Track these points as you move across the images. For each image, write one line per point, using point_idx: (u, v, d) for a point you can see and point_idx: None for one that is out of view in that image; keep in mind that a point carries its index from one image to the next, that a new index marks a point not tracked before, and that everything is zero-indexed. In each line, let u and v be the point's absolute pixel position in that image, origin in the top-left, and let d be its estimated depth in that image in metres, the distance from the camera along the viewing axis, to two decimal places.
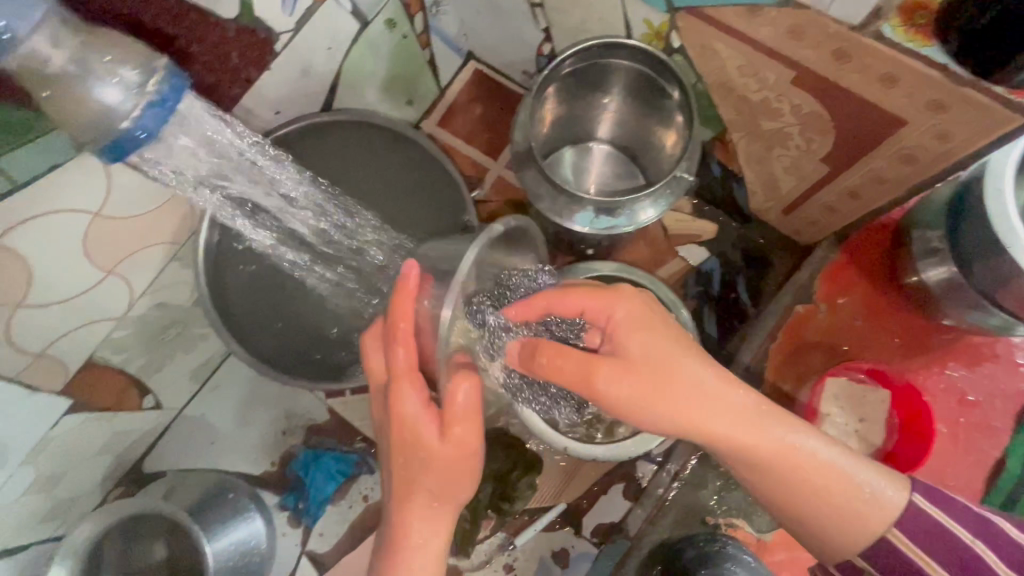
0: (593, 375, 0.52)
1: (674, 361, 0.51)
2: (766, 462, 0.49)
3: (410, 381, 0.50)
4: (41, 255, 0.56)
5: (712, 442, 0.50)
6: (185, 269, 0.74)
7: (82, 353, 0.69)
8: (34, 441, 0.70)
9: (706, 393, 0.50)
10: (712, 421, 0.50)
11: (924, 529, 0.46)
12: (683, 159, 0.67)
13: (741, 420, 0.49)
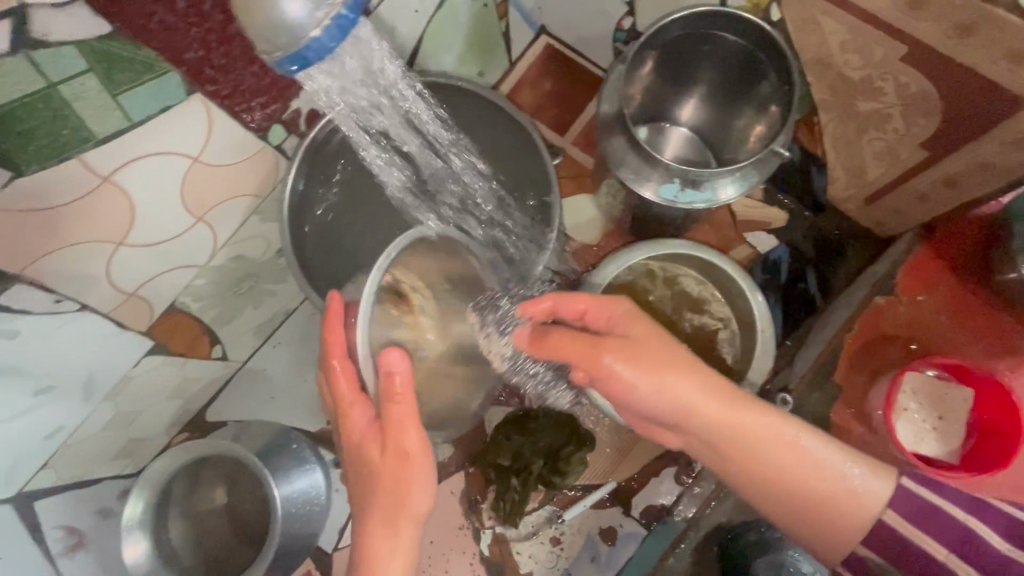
0: (593, 364, 0.55)
1: (661, 369, 0.54)
2: (752, 453, 0.56)
3: (399, 395, 0.51)
4: (146, 195, 0.58)
5: (705, 428, 0.56)
6: (265, 224, 0.75)
7: (167, 297, 0.71)
8: (117, 378, 0.73)
9: (704, 386, 0.56)
10: (711, 410, 0.55)
11: (935, 518, 0.53)
12: (781, 133, 0.63)
13: (732, 421, 0.55)
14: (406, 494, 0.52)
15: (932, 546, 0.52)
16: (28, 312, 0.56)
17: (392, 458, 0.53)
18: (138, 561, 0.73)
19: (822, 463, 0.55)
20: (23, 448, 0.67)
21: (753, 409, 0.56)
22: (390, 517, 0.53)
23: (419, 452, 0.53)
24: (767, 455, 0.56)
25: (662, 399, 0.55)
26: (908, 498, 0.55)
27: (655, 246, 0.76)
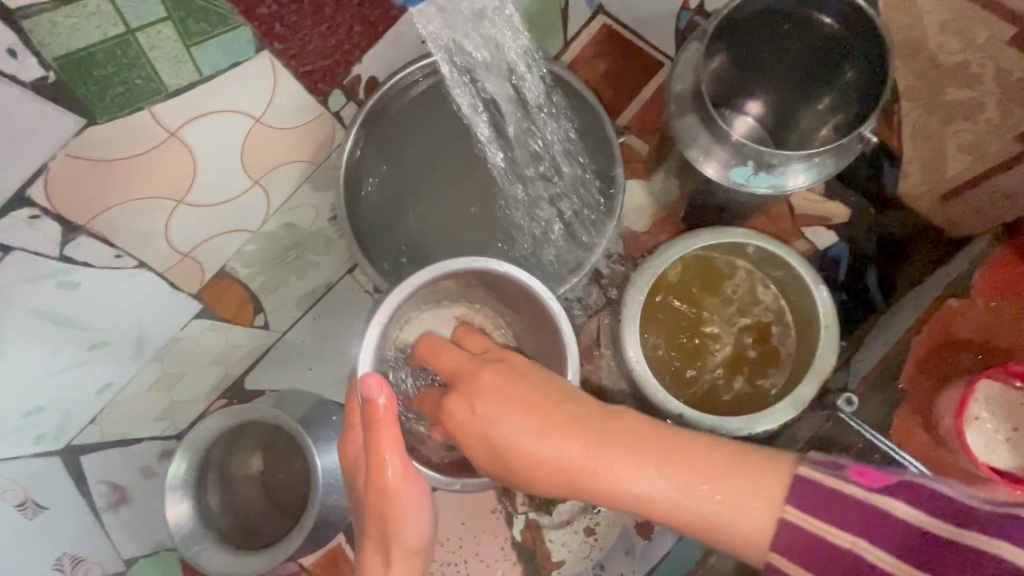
0: (480, 423, 0.49)
1: (495, 402, 0.49)
2: (564, 475, 0.47)
3: (381, 418, 0.48)
4: (207, 152, 0.56)
5: (545, 471, 0.47)
6: (317, 191, 0.73)
7: (219, 260, 0.70)
8: (165, 340, 0.72)
9: (583, 440, 0.46)
10: (556, 450, 0.46)
11: (831, 501, 0.39)
12: (871, 119, 0.59)
13: (631, 450, 0.45)
14: (402, 521, 0.50)
15: (836, 535, 0.39)
16: (88, 265, 0.56)
17: (374, 472, 0.49)
18: (180, 522, 0.74)
19: (704, 509, 0.43)
20: (75, 401, 0.68)
21: (603, 441, 0.46)
22: (386, 535, 0.51)
23: (406, 474, 0.50)
24: (727, 484, 0.43)
25: (540, 447, 0.47)
26: (821, 491, 0.40)
27: (718, 233, 0.74)
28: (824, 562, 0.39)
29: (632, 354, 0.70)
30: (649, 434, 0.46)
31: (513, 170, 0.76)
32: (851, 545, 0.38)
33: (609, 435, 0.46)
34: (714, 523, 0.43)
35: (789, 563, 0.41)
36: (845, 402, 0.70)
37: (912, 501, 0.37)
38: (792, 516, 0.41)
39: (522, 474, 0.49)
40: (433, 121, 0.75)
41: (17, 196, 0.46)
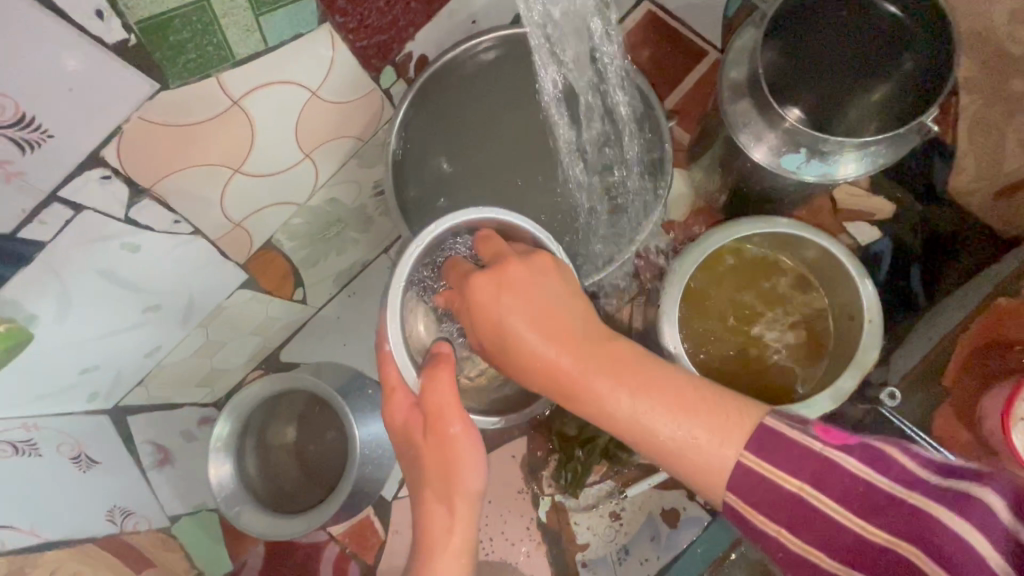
0: (496, 319, 0.49)
1: (508, 304, 0.49)
2: (553, 382, 0.48)
3: (439, 367, 0.51)
4: (267, 123, 0.58)
5: (536, 374, 0.49)
6: (361, 168, 0.74)
7: (267, 231, 0.71)
8: (211, 307, 0.74)
9: (578, 350, 0.48)
10: (548, 356, 0.48)
11: (786, 448, 0.43)
12: (933, 107, 0.60)
13: (615, 368, 0.47)
14: (462, 472, 0.50)
15: (787, 480, 0.43)
16: (149, 228, 0.58)
17: (436, 422, 0.50)
18: (222, 483, 0.77)
19: (667, 432, 0.45)
20: (126, 363, 0.70)
21: (593, 362, 0.47)
22: (446, 488, 0.50)
23: (468, 431, 0.50)
24: (698, 417, 0.45)
25: (548, 354, 0.48)
26: (774, 436, 0.44)
27: (760, 221, 0.73)
28: (773, 504, 0.44)
29: (669, 341, 0.70)
30: (643, 365, 0.47)
31: (577, 143, 0.75)
32: (796, 488, 0.43)
33: (608, 356, 0.47)
34: (674, 453, 0.45)
35: (753, 509, 0.44)
36: (890, 397, 0.73)
37: (872, 463, 0.43)
38: (749, 461, 0.44)
39: (516, 367, 0.50)
40: (490, 95, 0.75)
41: (91, 157, 0.48)
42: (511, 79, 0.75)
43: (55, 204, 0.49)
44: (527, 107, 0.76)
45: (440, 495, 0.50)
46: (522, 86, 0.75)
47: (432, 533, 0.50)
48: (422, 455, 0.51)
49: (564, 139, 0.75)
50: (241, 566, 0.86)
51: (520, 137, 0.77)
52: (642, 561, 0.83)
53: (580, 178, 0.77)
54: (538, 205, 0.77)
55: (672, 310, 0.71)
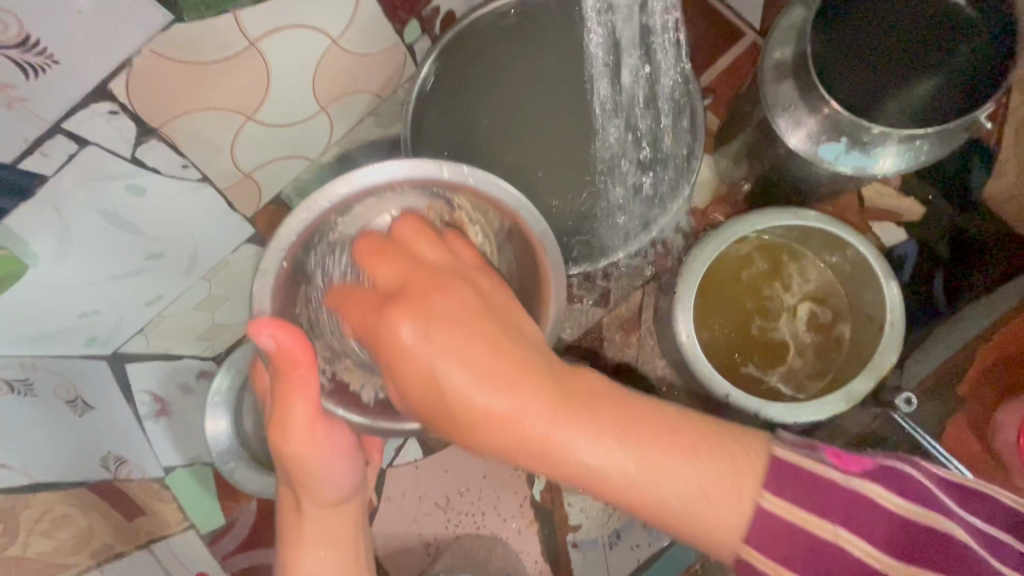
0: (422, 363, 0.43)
1: (426, 312, 0.43)
2: (504, 431, 0.41)
3: (293, 371, 0.50)
4: (286, 70, 0.55)
5: (494, 430, 0.42)
6: (378, 127, 0.72)
7: (278, 186, 0.69)
8: (215, 261, 0.72)
9: (528, 400, 0.41)
10: (497, 399, 0.41)
11: (862, 509, 0.40)
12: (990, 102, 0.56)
13: (591, 423, 0.41)
14: (314, 482, 0.56)
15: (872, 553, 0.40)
16: (156, 171, 0.55)
17: (280, 436, 0.54)
18: (218, 438, 0.79)
19: (617, 470, 0.40)
20: (126, 310, 0.68)
21: (555, 398, 0.41)
22: (303, 489, 0.57)
23: (309, 434, 0.53)
24: (662, 466, 0.40)
25: (490, 396, 0.41)
26: (847, 494, 0.40)
27: (786, 213, 0.70)
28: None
29: (681, 329, 0.68)
30: (589, 394, 0.42)
31: (615, 122, 0.71)
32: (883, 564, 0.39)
33: (567, 390, 0.41)
34: (623, 492, 0.40)
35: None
36: (903, 403, 0.72)
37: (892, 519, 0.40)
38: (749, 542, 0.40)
39: (445, 406, 0.43)
40: (528, 60, 0.71)
41: (97, 88, 0.45)
42: (550, 51, 0.71)
43: (59, 135, 0.46)
44: (566, 75, 0.72)
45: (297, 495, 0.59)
46: (565, 59, 0.71)
47: (287, 533, 0.60)
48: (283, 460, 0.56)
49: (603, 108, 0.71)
50: (234, 521, 0.85)
51: (555, 106, 0.72)
52: (633, 546, 0.83)
53: (614, 153, 0.72)
54: (563, 177, 0.73)
55: (686, 296, 0.69)
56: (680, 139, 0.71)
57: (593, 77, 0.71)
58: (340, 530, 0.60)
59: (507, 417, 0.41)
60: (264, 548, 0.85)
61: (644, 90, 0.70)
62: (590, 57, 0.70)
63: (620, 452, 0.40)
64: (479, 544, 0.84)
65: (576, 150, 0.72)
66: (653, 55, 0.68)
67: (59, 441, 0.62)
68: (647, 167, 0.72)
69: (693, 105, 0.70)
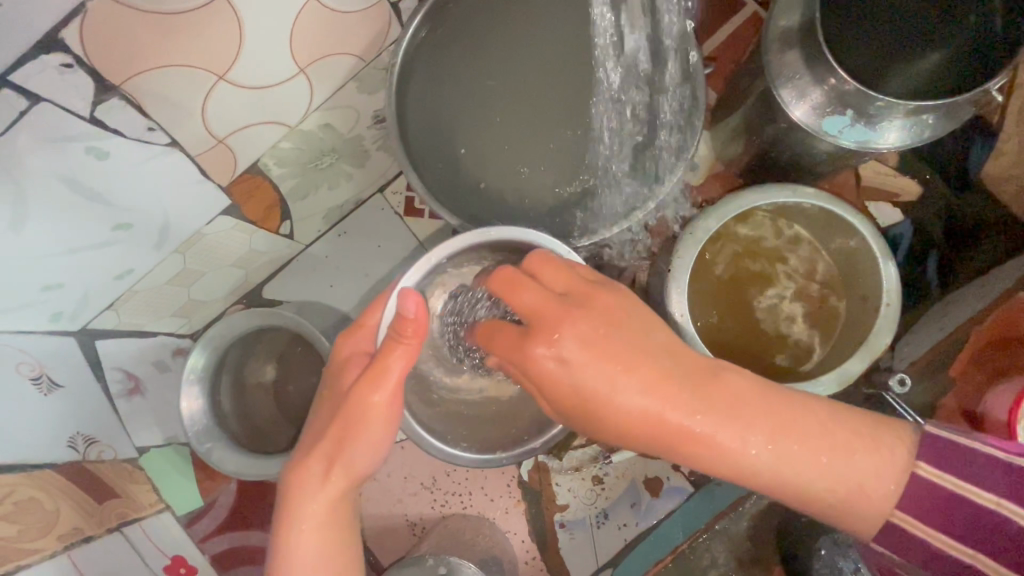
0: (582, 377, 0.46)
1: (580, 335, 0.47)
2: (678, 438, 0.46)
3: (409, 335, 0.51)
4: (258, 28, 0.51)
5: (637, 423, 0.46)
6: (361, 94, 0.67)
7: (255, 153, 0.64)
8: (188, 233, 0.68)
9: (687, 394, 0.45)
10: (636, 402, 0.45)
11: (967, 458, 0.44)
12: (1002, 74, 0.54)
13: (740, 409, 0.45)
14: (356, 443, 0.51)
15: (980, 496, 0.43)
16: (119, 133, 0.51)
17: (364, 387, 0.51)
18: (194, 417, 0.74)
19: (758, 457, 0.45)
20: (93, 284, 0.64)
21: (700, 406, 0.45)
22: (336, 454, 0.52)
23: (391, 403, 0.52)
24: (845, 450, 0.45)
25: (638, 398, 0.45)
26: (950, 444, 0.45)
27: (787, 190, 0.68)
28: (954, 522, 0.43)
29: (675, 308, 0.67)
30: (787, 404, 0.46)
31: (614, 94, 0.68)
32: (995, 505, 0.42)
33: (716, 395, 0.45)
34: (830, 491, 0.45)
35: (923, 525, 0.45)
36: (897, 383, 0.69)
37: (963, 475, 0.43)
38: (926, 473, 0.44)
39: (618, 421, 0.47)
40: (520, 28, 0.68)
41: (47, 37, 0.41)
42: (544, 31, 0.68)
43: (7, 89, 0.42)
44: (561, 54, 0.68)
45: (326, 458, 0.52)
46: (562, 35, 0.68)
47: (293, 500, 0.52)
48: (335, 415, 0.52)
49: (599, 92, 0.68)
50: (213, 502, 0.83)
51: (550, 89, 0.68)
52: (621, 526, 0.82)
53: (606, 137, 0.69)
54: (556, 151, 0.69)
55: (679, 275, 0.67)
56: (677, 134, 0.68)
57: (591, 59, 0.68)
58: (337, 520, 0.52)
59: (663, 422, 0.45)
60: (246, 530, 0.83)
61: (641, 77, 0.68)
62: (589, 40, 0.67)
63: (808, 438, 0.45)
64: (465, 525, 0.83)
65: (568, 134, 0.69)
66: (658, 50, 0.67)
67: (25, 422, 0.59)
68: (639, 154, 0.69)
69: (694, 97, 0.67)
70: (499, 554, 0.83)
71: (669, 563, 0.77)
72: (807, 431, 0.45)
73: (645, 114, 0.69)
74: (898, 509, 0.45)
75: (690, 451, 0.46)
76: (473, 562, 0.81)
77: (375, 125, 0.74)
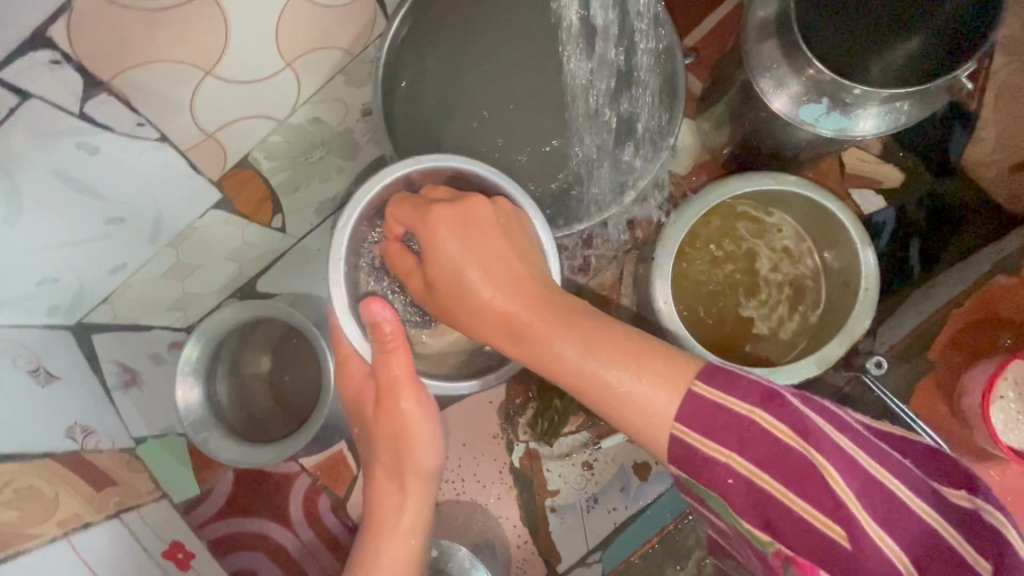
0: (445, 268, 0.50)
1: (450, 236, 0.50)
2: (506, 324, 0.48)
3: (391, 342, 0.52)
4: (244, 24, 0.51)
5: (472, 307, 0.49)
6: (348, 87, 0.68)
7: (244, 147, 0.65)
8: (181, 226, 0.69)
9: (518, 295, 0.48)
10: (492, 295, 0.48)
11: (736, 382, 0.42)
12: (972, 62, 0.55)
13: (565, 327, 0.46)
14: (413, 448, 0.55)
15: (738, 409, 0.41)
16: (109, 128, 0.52)
17: (389, 400, 0.54)
18: (189, 407, 0.76)
19: (578, 367, 0.44)
20: (87, 277, 0.65)
21: (542, 312, 0.47)
22: (400, 466, 0.55)
23: (421, 406, 0.55)
24: (653, 371, 0.43)
25: (495, 289, 0.48)
26: (725, 371, 0.43)
27: (768, 178, 0.69)
28: (733, 441, 0.41)
29: (659, 296, 0.68)
30: (608, 329, 0.45)
31: (593, 93, 0.69)
32: (749, 414, 0.41)
33: (551, 313, 0.47)
34: (631, 408, 0.43)
35: (702, 441, 0.42)
36: (874, 365, 0.73)
37: (730, 391, 0.42)
38: (699, 389, 0.42)
39: (467, 312, 0.50)
40: (500, 20, 0.69)
41: (35, 35, 0.42)
42: (529, 28, 0.69)
43: None
44: (542, 50, 0.69)
45: (390, 472, 0.56)
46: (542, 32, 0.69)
47: (375, 525, 0.55)
48: (381, 431, 0.56)
49: (577, 91, 0.69)
50: (210, 491, 0.85)
51: (530, 87, 0.69)
52: (610, 510, 0.84)
53: (586, 137, 0.70)
54: (539, 147, 0.70)
55: (663, 264, 0.69)
56: (657, 131, 0.70)
57: (567, 59, 0.68)
58: (419, 521, 0.56)
59: (501, 311, 0.48)
60: (242, 517, 0.85)
61: (618, 76, 0.69)
62: (565, 40, 0.68)
63: (615, 357, 0.43)
64: (458, 510, 0.85)
65: (548, 134, 0.70)
66: (633, 52, 0.68)
67: (27, 412, 0.60)
68: (619, 150, 0.71)
69: (671, 94, 0.69)
70: (492, 538, 0.85)
71: (657, 543, 0.83)
72: (623, 354, 0.44)
73: (623, 111, 0.70)
74: (677, 418, 0.42)
75: (529, 342, 0.47)
76: (466, 545, 0.84)
77: (364, 119, 0.75)
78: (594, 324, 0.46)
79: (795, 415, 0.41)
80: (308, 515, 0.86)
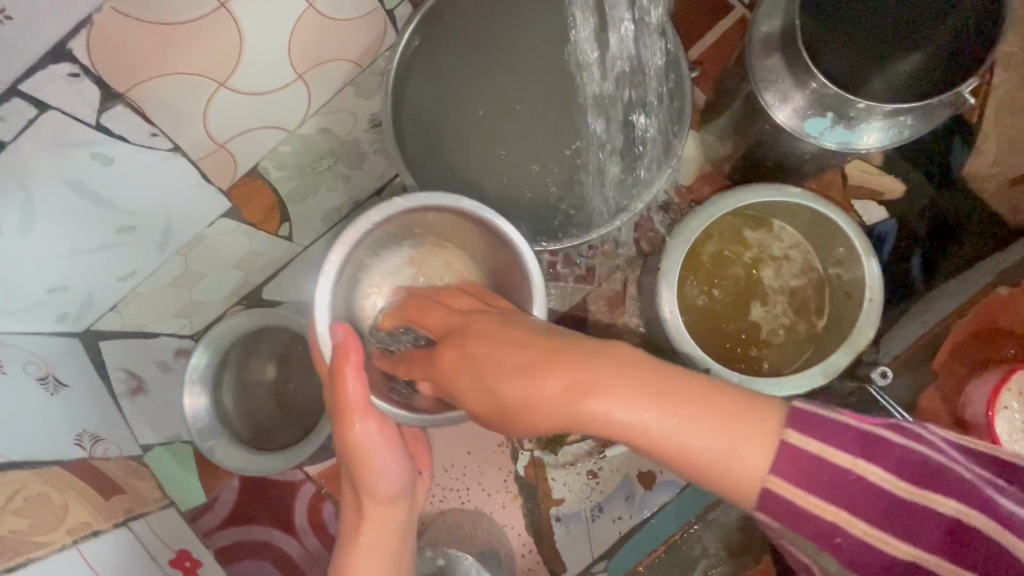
0: (478, 382, 0.44)
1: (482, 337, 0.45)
2: (558, 415, 0.40)
3: (346, 364, 0.51)
4: (257, 37, 0.52)
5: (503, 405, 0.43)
6: (357, 98, 0.69)
7: (255, 156, 0.66)
8: (191, 234, 0.69)
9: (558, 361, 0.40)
10: (539, 380, 0.40)
11: (828, 425, 0.37)
12: (974, 76, 0.56)
13: (628, 382, 0.38)
14: (369, 474, 0.53)
15: (839, 457, 0.37)
16: (123, 139, 0.53)
17: (342, 425, 0.52)
18: (197, 415, 0.77)
19: (645, 427, 0.37)
20: (97, 285, 0.66)
21: (584, 372, 0.39)
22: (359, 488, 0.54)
23: (377, 433, 0.52)
24: (734, 427, 0.37)
25: (532, 375, 0.41)
26: (813, 412, 0.38)
27: (772, 189, 0.70)
28: (842, 494, 0.37)
29: (665, 306, 0.68)
30: (673, 373, 0.38)
31: (599, 106, 0.71)
32: (851, 465, 0.37)
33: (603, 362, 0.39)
34: (711, 468, 0.37)
35: (805, 496, 0.37)
36: (880, 376, 0.72)
37: (824, 435, 0.37)
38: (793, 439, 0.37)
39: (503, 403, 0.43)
40: (509, 36, 0.70)
41: (56, 47, 0.43)
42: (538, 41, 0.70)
43: (16, 99, 0.44)
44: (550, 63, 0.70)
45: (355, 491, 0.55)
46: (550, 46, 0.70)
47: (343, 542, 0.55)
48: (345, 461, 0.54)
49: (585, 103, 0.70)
50: (215, 498, 0.85)
51: (538, 98, 0.71)
52: (615, 519, 0.84)
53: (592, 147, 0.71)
54: (546, 158, 0.71)
55: (669, 274, 0.69)
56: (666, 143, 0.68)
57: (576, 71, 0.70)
58: (384, 548, 0.54)
59: (542, 397, 0.40)
60: (247, 524, 0.85)
61: (624, 88, 0.70)
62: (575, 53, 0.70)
63: (688, 411, 0.37)
64: (463, 519, 0.85)
65: (556, 145, 0.71)
66: (640, 65, 0.69)
67: (36, 418, 0.61)
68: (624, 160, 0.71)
69: (678, 106, 0.68)
70: (497, 547, 0.85)
71: (662, 552, 0.83)
72: (697, 409, 0.37)
73: (630, 122, 0.71)
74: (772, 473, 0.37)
75: (569, 421, 0.40)
76: (471, 554, 0.84)
77: (372, 129, 0.76)
78: (654, 369, 0.38)
79: (900, 456, 0.37)
80: (313, 523, 0.86)
